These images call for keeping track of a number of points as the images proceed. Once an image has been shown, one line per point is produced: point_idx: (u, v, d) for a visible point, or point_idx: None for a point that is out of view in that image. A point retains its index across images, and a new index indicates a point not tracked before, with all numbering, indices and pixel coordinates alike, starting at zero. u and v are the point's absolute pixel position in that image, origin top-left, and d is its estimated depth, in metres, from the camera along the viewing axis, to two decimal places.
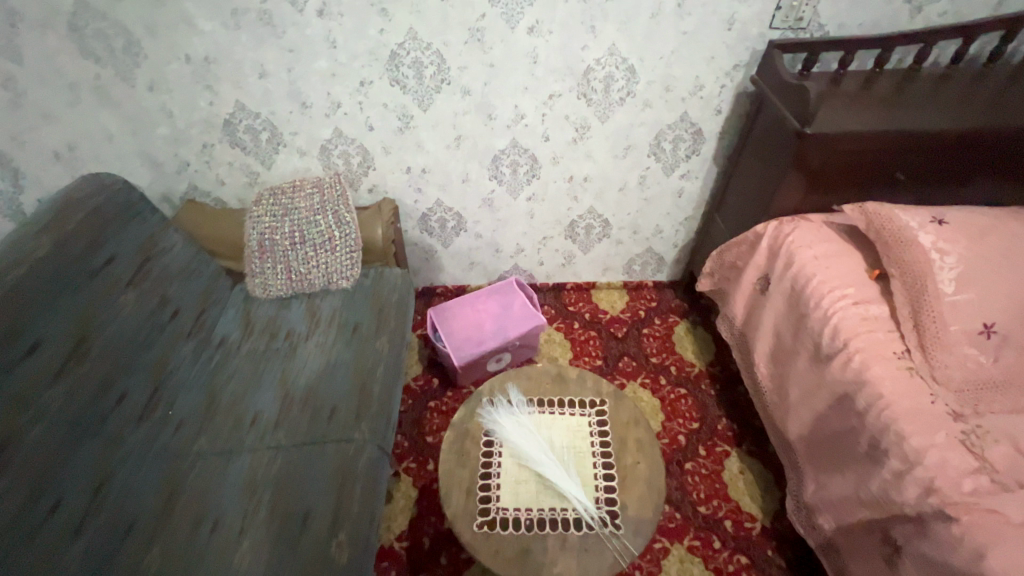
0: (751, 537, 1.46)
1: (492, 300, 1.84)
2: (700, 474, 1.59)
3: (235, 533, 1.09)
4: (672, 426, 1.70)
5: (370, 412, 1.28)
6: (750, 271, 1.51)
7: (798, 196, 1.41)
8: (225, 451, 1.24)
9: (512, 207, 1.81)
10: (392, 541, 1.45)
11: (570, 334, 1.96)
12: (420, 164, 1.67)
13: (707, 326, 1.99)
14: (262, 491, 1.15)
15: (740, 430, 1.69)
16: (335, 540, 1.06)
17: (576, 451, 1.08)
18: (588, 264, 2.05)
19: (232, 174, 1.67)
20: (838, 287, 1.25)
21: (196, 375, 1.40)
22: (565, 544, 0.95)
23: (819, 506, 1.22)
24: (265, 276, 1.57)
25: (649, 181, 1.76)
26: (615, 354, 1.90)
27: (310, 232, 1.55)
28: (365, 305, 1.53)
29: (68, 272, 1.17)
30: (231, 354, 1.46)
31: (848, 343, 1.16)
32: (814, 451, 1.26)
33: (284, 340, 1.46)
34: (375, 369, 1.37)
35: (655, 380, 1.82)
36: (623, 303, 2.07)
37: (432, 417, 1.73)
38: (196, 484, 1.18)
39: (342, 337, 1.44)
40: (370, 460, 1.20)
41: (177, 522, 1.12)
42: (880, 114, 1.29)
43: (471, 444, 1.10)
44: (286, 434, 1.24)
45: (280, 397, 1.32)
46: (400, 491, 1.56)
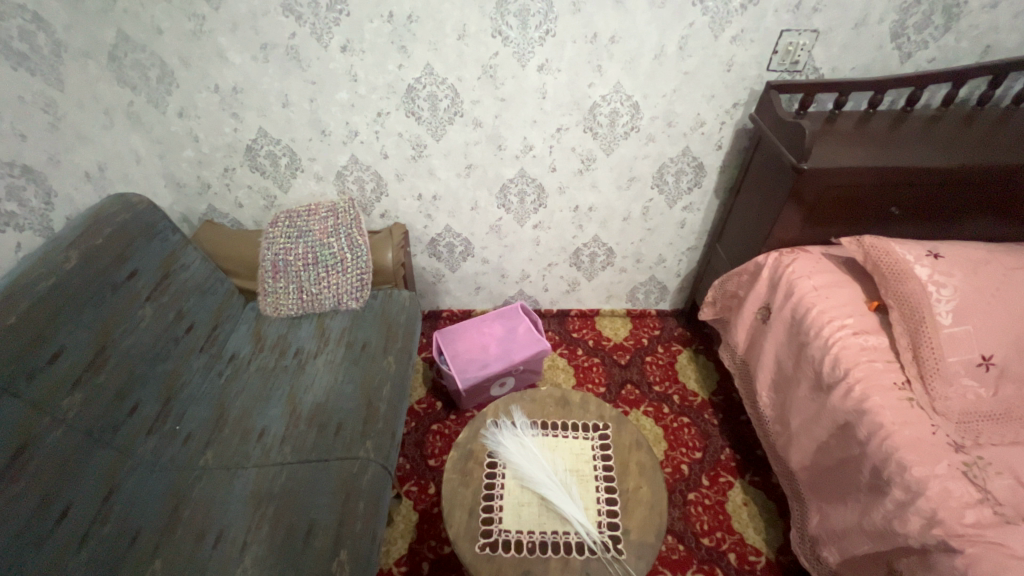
0: (756, 571, 1.43)
1: (497, 323, 1.87)
2: (703, 504, 1.57)
3: (238, 547, 1.09)
4: (674, 455, 1.70)
5: (375, 429, 1.30)
6: (751, 300, 1.54)
7: (796, 228, 1.46)
8: (231, 465, 1.25)
9: (519, 234, 1.87)
10: (391, 565, 1.44)
11: (573, 360, 1.98)
12: (431, 191, 1.73)
13: (710, 355, 2.00)
14: (266, 504, 1.16)
15: (743, 461, 1.68)
16: (337, 557, 1.06)
17: (579, 474, 1.09)
18: (593, 291, 2.08)
19: (251, 196, 1.74)
20: (837, 317, 1.28)
21: (206, 389, 1.43)
22: (566, 567, 0.95)
23: (824, 538, 1.21)
24: (277, 295, 1.61)
25: (653, 212, 1.81)
26: (619, 381, 1.91)
27: (323, 253, 1.60)
28: (374, 325, 1.56)
29: (94, 285, 1.22)
30: (241, 369, 1.49)
31: (848, 372, 1.18)
32: (817, 481, 1.26)
33: (293, 357, 1.49)
34: (382, 388, 1.39)
35: (658, 408, 1.82)
36: (626, 330, 2.09)
37: (435, 439, 1.73)
38: (201, 497, 1.19)
39: (350, 356, 1.47)
40: (374, 477, 1.21)
41: (181, 534, 1.13)
42: (874, 151, 1.35)
43: (474, 465, 1.11)
44: (292, 450, 1.26)
45: (288, 412, 1.34)
46: (400, 515, 1.55)
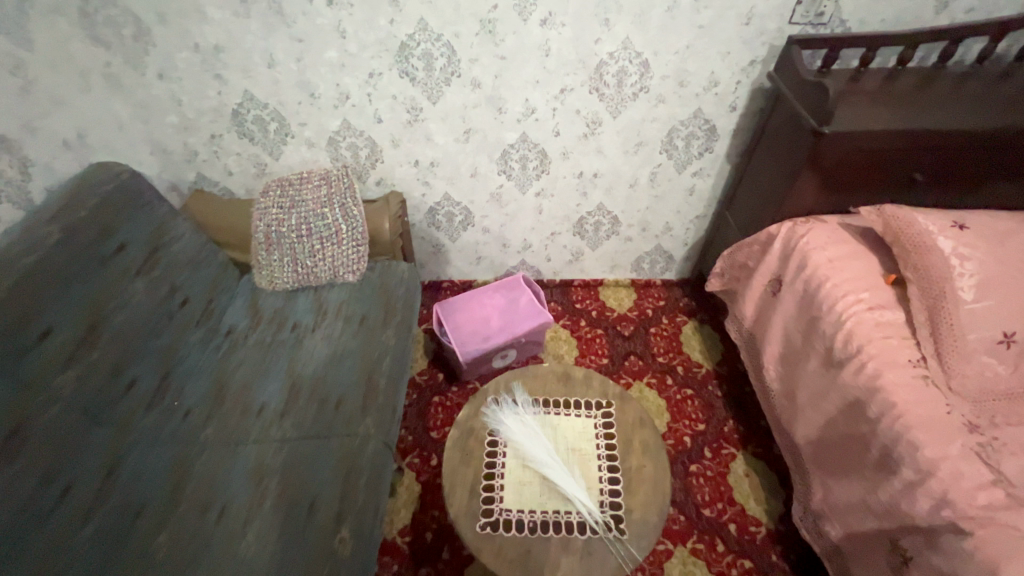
0: (756, 541, 1.45)
1: (498, 295, 1.82)
2: (705, 476, 1.57)
3: (241, 522, 1.08)
4: (677, 426, 1.69)
5: (376, 404, 1.26)
6: (762, 271, 1.48)
7: (812, 196, 1.39)
8: (231, 440, 1.23)
9: (521, 202, 1.79)
10: (395, 536, 1.46)
11: (576, 331, 1.95)
12: (429, 157, 1.65)
13: (716, 325, 1.97)
14: (269, 480, 1.14)
15: (746, 433, 1.67)
16: (340, 533, 1.04)
17: (581, 453, 1.07)
18: (597, 261, 2.02)
19: (240, 164, 1.66)
20: (852, 291, 1.22)
21: (204, 363, 1.40)
22: (568, 547, 0.94)
23: (828, 513, 1.20)
24: (272, 268, 1.56)
25: (661, 178, 1.73)
26: (622, 352, 1.88)
27: (317, 224, 1.54)
28: (372, 297, 1.52)
29: (79, 260, 1.17)
30: (239, 344, 1.46)
31: (861, 349, 1.14)
32: (822, 456, 1.24)
33: (290, 331, 1.46)
34: (382, 362, 1.35)
35: (662, 380, 1.80)
36: (630, 301, 2.05)
37: (437, 411, 1.72)
38: (204, 472, 1.18)
39: (348, 329, 1.43)
40: (375, 452, 1.18)
41: (185, 508, 1.12)
42: (901, 112, 1.26)
43: (475, 443, 1.09)
44: (293, 425, 1.23)
45: (287, 387, 1.31)
46: (403, 486, 1.56)
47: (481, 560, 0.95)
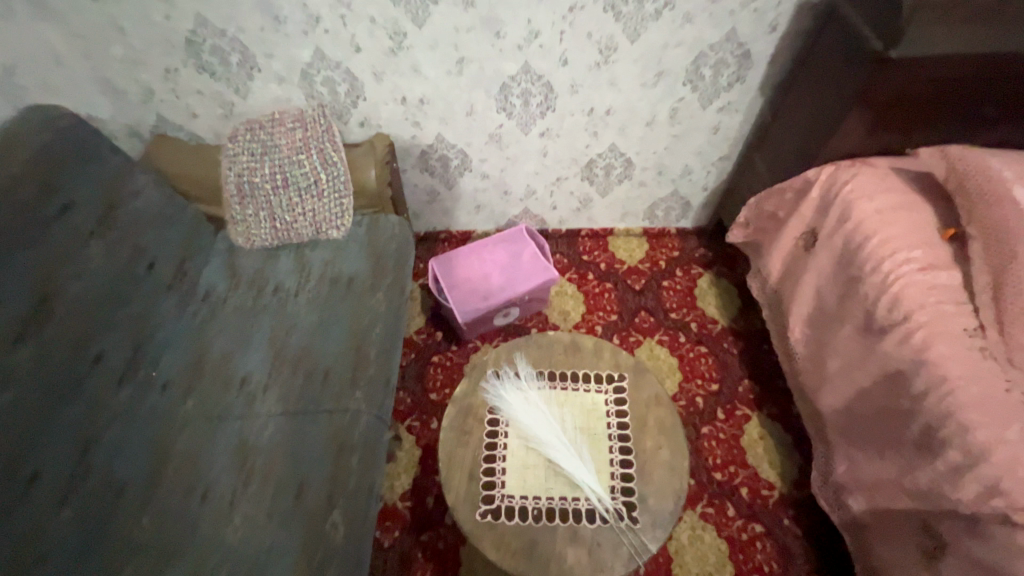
0: (768, 505, 1.40)
1: (500, 248, 1.66)
2: (717, 438, 1.50)
3: (228, 503, 1.02)
4: (689, 386, 1.60)
5: (367, 376, 1.16)
6: (794, 223, 1.32)
7: (861, 136, 1.20)
8: (213, 416, 1.15)
9: (523, 144, 1.59)
10: (396, 501, 1.42)
11: (583, 286, 1.81)
12: (417, 93, 1.44)
13: (734, 278, 1.82)
14: (255, 459, 1.07)
15: (762, 393, 1.58)
16: (331, 517, 0.98)
17: (590, 433, 0.98)
18: (606, 208, 1.85)
19: (204, 104, 1.46)
20: (903, 249, 1.07)
21: (182, 332, 1.29)
22: (575, 538, 0.87)
23: (851, 487, 1.13)
24: (248, 224, 1.41)
25: (682, 114, 1.52)
26: (632, 308, 1.76)
27: (293, 173, 1.37)
28: (360, 255, 1.38)
29: (18, 223, 1.02)
30: (218, 309, 1.34)
31: (910, 316, 1.01)
32: (849, 429, 1.14)
33: (271, 295, 1.33)
34: (372, 328, 1.24)
35: (674, 337, 1.69)
36: (642, 252, 1.89)
37: (436, 372, 1.63)
38: (186, 450, 1.11)
39: (334, 293, 1.31)
40: (367, 429, 1.09)
41: (170, 488, 1.06)
42: (985, 22, 1.02)
43: (474, 422, 1.00)
44: (279, 399, 1.14)
45: (271, 358, 1.21)
46: (403, 450, 1.50)
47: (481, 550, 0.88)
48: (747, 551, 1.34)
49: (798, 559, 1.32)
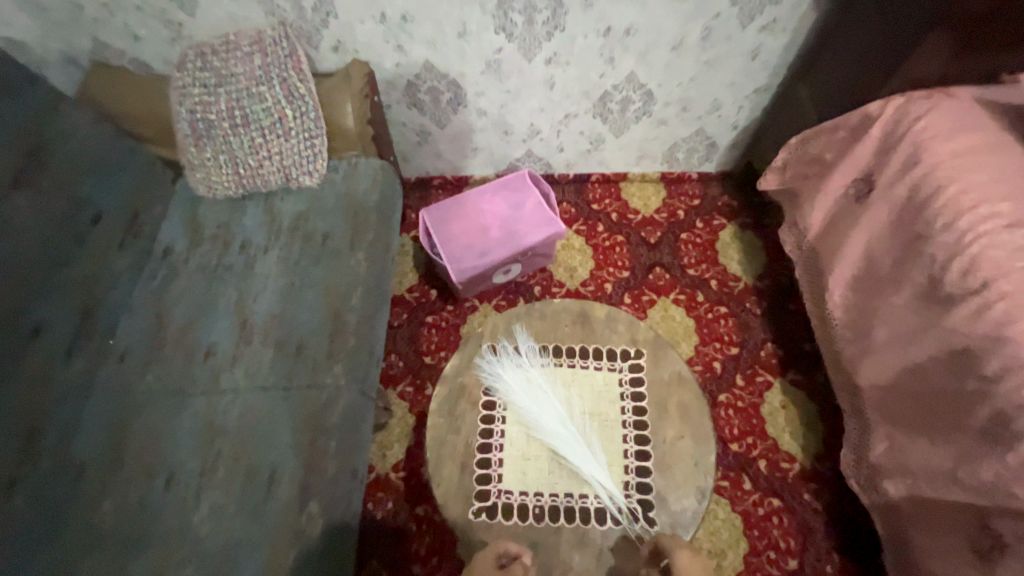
0: (787, 479, 1.30)
1: (499, 196, 1.46)
2: (735, 407, 1.38)
3: (194, 491, 0.92)
4: (706, 350, 1.46)
5: (346, 349, 1.03)
6: (846, 167, 1.11)
7: (945, 58, 0.98)
8: (176, 391, 1.03)
9: (526, 73, 1.36)
10: (388, 471, 1.32)
11: (591, 238, 1.63)
12: (399, 10, 1.20)
13: (761, 230, 1.63)
14: (222, 441, 0.96)
15: (786, 357, 1.45)
16: (307, 509, 0.88)
17: (600, 420, 0.91)
18: (619, 150, 1.63)
19: (145, 24, 1.22)
20: (987, 203, 0.90)
21: (141, 295, 1.15)
22: (582, 539, 0.81)
23: (890, 471, 1.01)
24: (207, 170, 1.21)
25: (716, 36, 1.28)
26: (646, 264, 1.59)
27: (254, 109, 1.16)
28: (337, 207, 1.20)
29: None
30: (178, 270, 1.18)
31: (990, 284, 0.86)
32: (891, 408, 1.02)
33: (238, 253, 1.17)
34: (351, 294, 1.09)
35: (691, 297, 1.54)
36: (658, 200, 1.69)
37: (431, 334, 1.48)
38: (148, 429, 0.99)
39: (309, 252, 1.14)
40: (348, 408, 0.98)
41: (130, 471, 0.96)
42: None
43: (467, 406, 0.90)
44: (246, 373, 1.02)
45: (237, 326, 1.07)
46: (396, 417, 1.38)
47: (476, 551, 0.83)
48: (762, 527, 1.25)
49: (816, 535, 1.24)
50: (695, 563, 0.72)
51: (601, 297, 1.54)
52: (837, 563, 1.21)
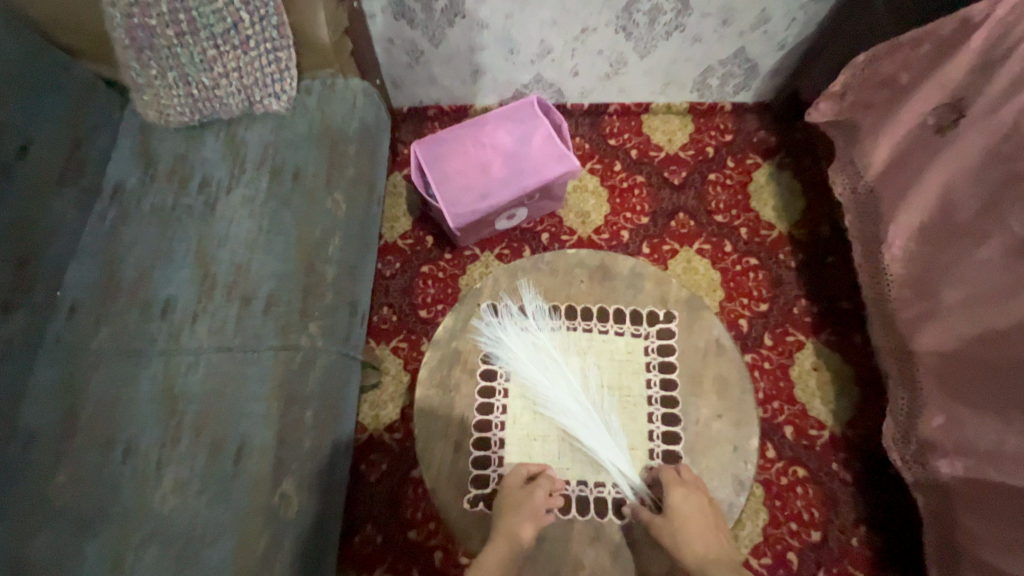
0: (814, 448, 1.19)
1: (503, 129, 1.26)
2: (761, 369, 1.26)
3: (154, 464, 0.81)
4: (732, 307, 1.31)
5: (323, 305, 0.90)
6: (928, 89, 0.90)
7: None
8: (131, 351, 0.89)
9: None
10: (381, 433, 1.21)
11: (607, 179, 1.44)
12: None
13: (801, 171, 1.44)
14: (183, 409, 0.84)
15: (821, 315, 1.30)
16: (279, 488, 0.78)
17: (624, 397, 0.86)
18: (643, 76, 1.39)
19: None
20: None
21: (90, 240, 0.99)
22: (597, 535, 0.78)
23: (948, 450, 0.87)
24: (155, 91, 1.00)
25: None
26: (668, 209, 1.41)
27: (203, 12, 0.92)
28: (310, 138, 1.01)
29: None
30: (130, 210, 1.01)
31: None
32: (954, 377, 0.88)
33: (197, 192, 1.00)
34: (328, 242, 0.94)
35: (718, 247, 1.37)
36: (684, 136, 1.48)
37: (427, 285, 1.33)
38: (101, 394, 0.87)
39: (278, 191, 0.98)
40: (325, 372, 0.87)
41: (82, 440, 0.84)
42: None
43: (465, 378, 0.86)
44: (209, 331, 0.89)
45: (198, 278, 0.93)
46: (389, 375, 1.26)
47: (474, 539, 0.79)
48: (785, 497, 1.15)
49: (843, 507, 1.15)
50: (692, 498, 0.76)
51: (617, 246, 1.37)
52: (864, 536, 1.12)
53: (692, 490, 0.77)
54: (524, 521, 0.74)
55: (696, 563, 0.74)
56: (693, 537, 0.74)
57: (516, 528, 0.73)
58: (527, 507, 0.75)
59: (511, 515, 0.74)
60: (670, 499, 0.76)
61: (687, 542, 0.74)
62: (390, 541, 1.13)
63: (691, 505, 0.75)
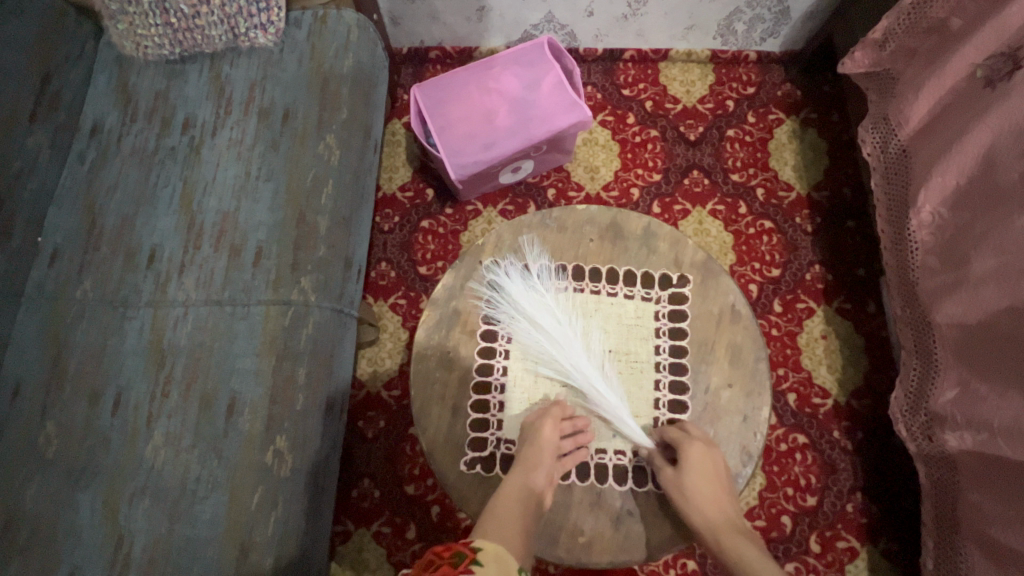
0: (816, 416, 1.18)
1: (510, 73, 1.17)
2: (768, 335, 1.22)
3: (145, 417, 0.79)
4: (743, 271, 1.26)
5: (316, 259, 0.86)
6: (983, 37, 0.81)
7: None
8: (117, 302, 0.85)
9: None
10: (380, 390, 1.20)
11: (619, 132, 1.36)
12: None
13: (826, 129, 1.35)
14: (173, 362, 0.81)
15: (835, 282, 1.25)
16: (272, 445, 0.77)
17: (630, 363, 0.83)
18: (664, 17, 1.27)
19: None
20: None
21: (68, 183, 0.93)
22: (598, 502, 0.77)
23: (959, 422, 0.84)
24: (131, 19, 0.92)
25: None
26: (682, 165, 1.33)
27: None
28: (300, 77, 0.93)
29: None
30: (111, 151, 0.94)
31: None
32: (974, 350, 0.83)
33: (180, 133, 0.93)
34: (320, 191, 0.89)
35: (732, 208, 1.30)
36: (704, 87, 1.38)
37: (426, 240, 1.28)
38: (88, 345, 0.83)
39: (266, 135, 0.91)
40: (319, 328, 0.84)
41: (70, 393, 0.81)
42: None
43: (464, 339, 0.83)
44: (196, 284, 0.85)
45: (184, 226, 0.88)
46: (387, 332, 1.23)
47: (468, 502, 0.77)
48: (783, 464, 1.15)
49: (840, 475, 1.14)
50: (707, 454, 0.75)
51: (627, 205, 1.31)
52: (860, 503, 1.13)
53: (708, 449, 0.75)
54: (532, 469, 0.74)
55: (703, 525, 0.72)
56: (703, 498, 0.73)
57: (525, 475, 0.73)
58: (534, 456, 0.75)
59: (520, 463, 0.74)
60: (685, 455, 0.74)
61: (696, 500, 0.72)
62: (387, 495, 1.13)
63: (705, 463, 0.74)
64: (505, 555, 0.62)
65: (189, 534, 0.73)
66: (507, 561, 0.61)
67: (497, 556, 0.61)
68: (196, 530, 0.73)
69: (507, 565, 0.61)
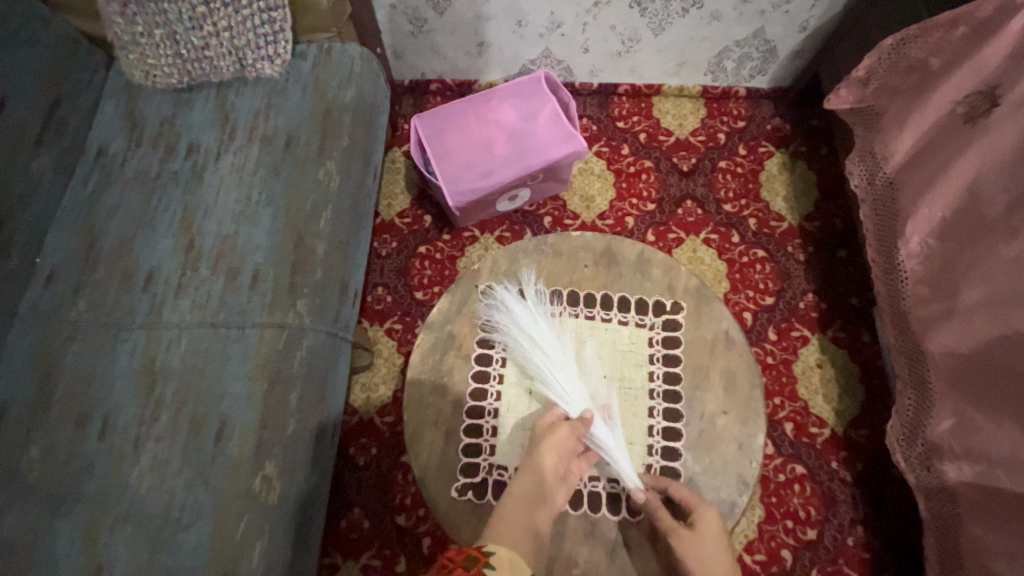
0: (814, 446, 1.17)
1: (508, 105, 1.20)
2: (764, 363, 1.22)
3: (132, 442, 0.77)
4: (737, 299, 1.27)
5: (311, 282, 0.86)
6: (961, 76, 0.84)
7: None
8: (111, 323, 0.85)
9: None
10: (372, 415, 1.18)
11: (614, 163, 1.39)
12: None
13: (815, 162, 1.39)
14: (164, 385, 0.80)
15: (828, 311, 1.26)
16: (261, 471, 0.75)
17: (625, 388, 0.83)
18: (657, 54, 1.32)
19: None
20: None
21: (69, 206, 0.94)
22: (593, 531, 0.75)
23: (957, 453, 0.83)
24: (142, 49, 0.95)
25: None
26: (675, 194, 1.36)
27: None
28: (303, 106, 0.96)
29: None
30: (113, 175, 0.95)
31: None
32: (967, 380, 0.83)
33: (183, 157, 0.95)
34: (319, 216, 0.90)
35: (725, 236, 1.32)
36: (695, 120, 1.43)
37: (423, 265, 1.29)
38: (78, 367, 0.82)
39: (268, 160, 0.93)
40: (313, 352, 0.83)
41: (58, 415, 0.80)
42: None
43: (459, 364, 0.83)
44: (192, 306, 0.85)
45: (182, 249, 0.89)
46: (381, 357, 1.23)
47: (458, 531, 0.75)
48: (782, 495, 1.13)
49: (840, 507, 1.12)
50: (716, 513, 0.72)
51: (622, 233, 1.32)
52: (861, 537, 1.10)
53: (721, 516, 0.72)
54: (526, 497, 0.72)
55: None
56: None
57: None
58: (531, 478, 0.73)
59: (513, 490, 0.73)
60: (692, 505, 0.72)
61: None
62: (378, 526, 1.10)
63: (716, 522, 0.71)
64: (516, 558, 0.60)
65: (170, 564, 0.71)
66: (520, 565, 0.59)
67: (509, 559, 0.59)
68: (178, 560, 0.71)
69: (520, 567, 0.59)
